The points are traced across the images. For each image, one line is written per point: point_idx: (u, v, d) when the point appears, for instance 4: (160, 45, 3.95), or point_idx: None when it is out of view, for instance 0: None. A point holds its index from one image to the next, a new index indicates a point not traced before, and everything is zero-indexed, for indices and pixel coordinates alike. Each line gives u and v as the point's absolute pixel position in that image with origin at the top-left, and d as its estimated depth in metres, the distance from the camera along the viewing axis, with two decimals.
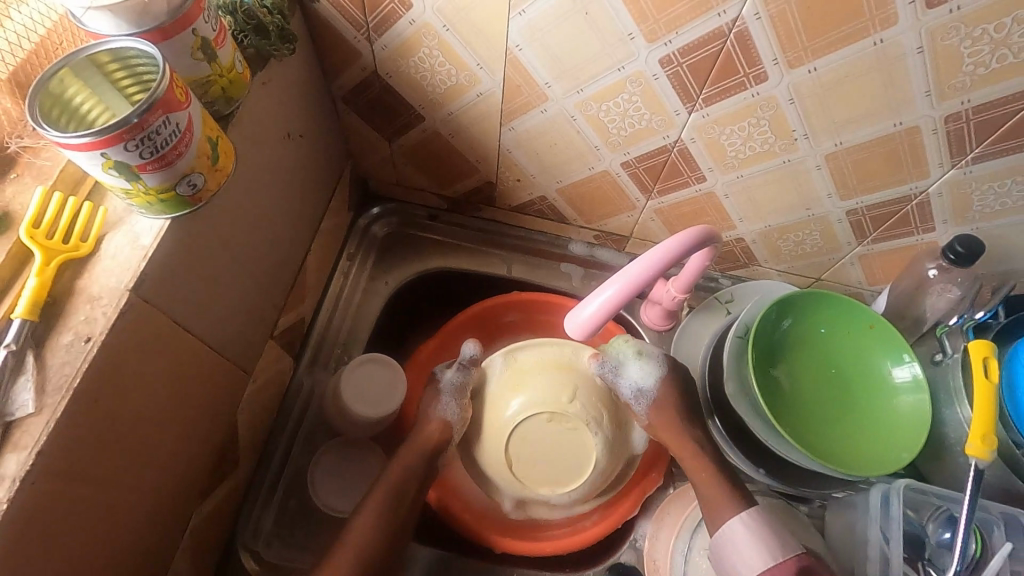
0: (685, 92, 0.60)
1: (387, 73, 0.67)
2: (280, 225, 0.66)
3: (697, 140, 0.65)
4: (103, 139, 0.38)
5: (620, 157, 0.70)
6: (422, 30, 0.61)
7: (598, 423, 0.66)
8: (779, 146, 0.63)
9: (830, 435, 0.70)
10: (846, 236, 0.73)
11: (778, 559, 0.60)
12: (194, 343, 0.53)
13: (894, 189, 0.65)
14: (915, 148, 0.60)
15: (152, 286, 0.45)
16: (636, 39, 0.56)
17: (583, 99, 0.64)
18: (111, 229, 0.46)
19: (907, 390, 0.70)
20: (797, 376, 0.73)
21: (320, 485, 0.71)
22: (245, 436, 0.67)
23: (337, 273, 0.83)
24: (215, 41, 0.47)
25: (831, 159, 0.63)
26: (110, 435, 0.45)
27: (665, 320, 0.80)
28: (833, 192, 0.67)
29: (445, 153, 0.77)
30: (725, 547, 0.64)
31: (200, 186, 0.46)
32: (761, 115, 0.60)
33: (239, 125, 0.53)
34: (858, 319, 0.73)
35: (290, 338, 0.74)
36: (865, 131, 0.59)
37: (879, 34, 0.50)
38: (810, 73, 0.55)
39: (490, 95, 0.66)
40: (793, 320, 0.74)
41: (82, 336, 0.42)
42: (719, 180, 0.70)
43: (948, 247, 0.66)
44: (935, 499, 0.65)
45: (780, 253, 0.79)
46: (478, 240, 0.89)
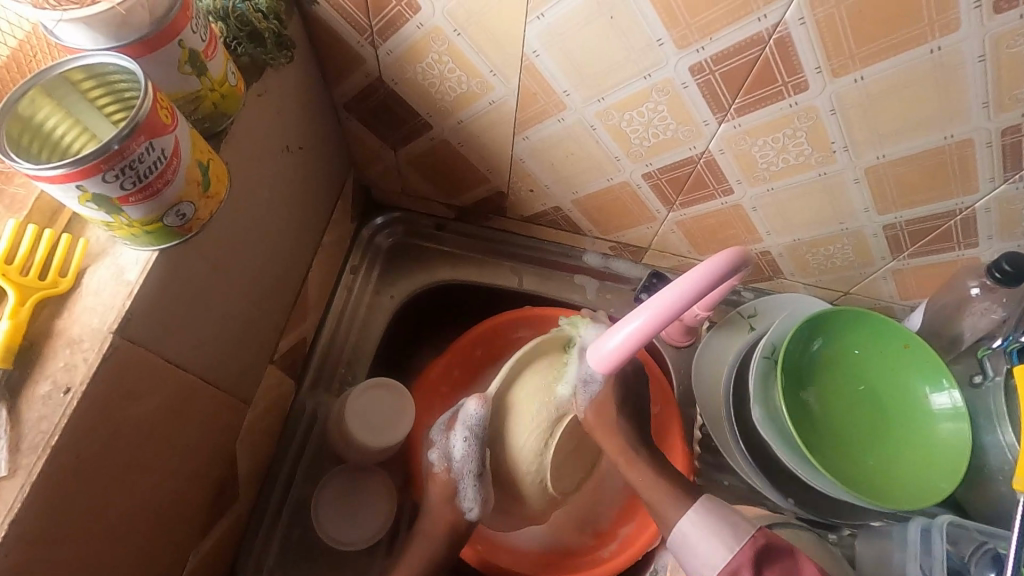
0: (716, 102, 0.55)
1: (393, 79, 0.62)
2: (279, 243, 0.62)
3: (726, 152, 0.60)
4: (78, 171, 0.34)
5: (642, 168, 0.66)
6: (430, 34, 0.56)
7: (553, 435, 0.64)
8: (815, 158, 0.59)
9: (864, 463, 0.66)
10: (881, 250, 0.68)
11: None
12: (186, 379, 0.49)
13: (937, 204, 0.60)
14: (965, 161, 0.55)
15: (138, 325, 0.41)
16: (665, 45, 0.51)
17: (604, 108, 0.59)
18: (94, 262, 0.42)
19: (945, 417, 0.66)
20: (829, 400, 0.69)
21: (324, 516, 0.67)
22: (244, 467, 0.63)
23: (340, 287, 0.79)
24: (205, 53, 0.42)
25: (871, 172, 0.59)
26: (95, 489, 0.41)
27: (685, 336, 0.77)
28: (871, 206, 0.63)
29: (454, 162, 0.73)
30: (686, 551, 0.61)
31: (190, 215, 0.42)
32: (799, 126, 0.55)
33: (233, 143, 0.49)
34: (892, 339, 0.69)
35: (291, 360, 0.70)
36: (912, 143, 0.55)
37: (937, 42, 0.45)
38: (857, 83, 0.50)
39: (504, 103, 0.62)
40: (824, 342, 0.70)
41: (61, 386, 0.38)
42: (747, 193, 0.65)
43: (993, 265, 0.62)
44: (976, 534, 0.61)
45: (808, 267, 0.74)
46: (488, 251, 0.85)
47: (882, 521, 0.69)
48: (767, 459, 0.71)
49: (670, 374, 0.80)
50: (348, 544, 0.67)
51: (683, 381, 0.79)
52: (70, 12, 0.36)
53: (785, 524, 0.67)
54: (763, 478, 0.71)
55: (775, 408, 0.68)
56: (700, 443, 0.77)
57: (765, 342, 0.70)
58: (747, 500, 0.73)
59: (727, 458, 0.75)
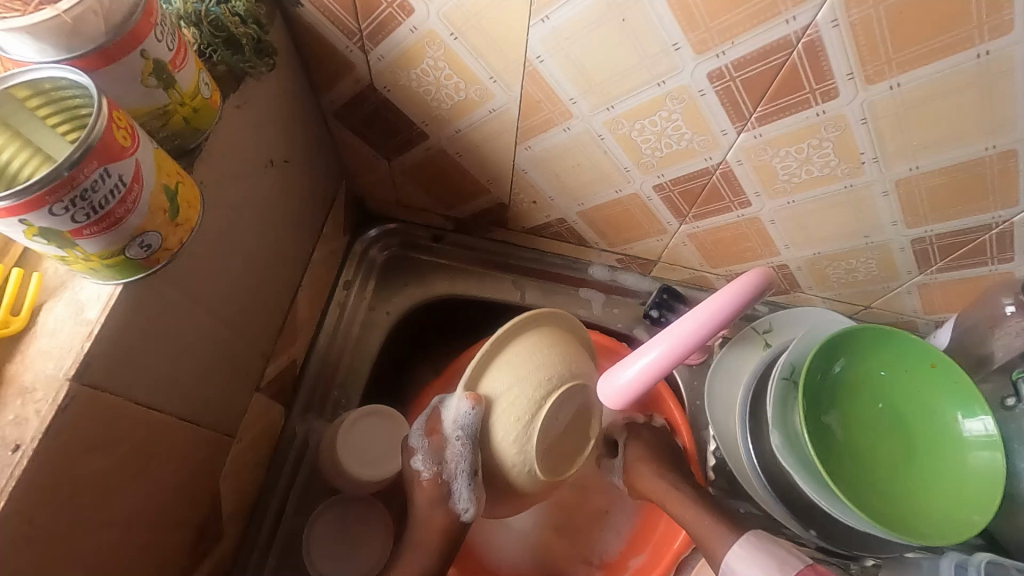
0: (736, 110, 0.51)
1: (385, 86, 0.58)
2: (264, 264, 0.58)
3: (744, 163, 0.56)
4: (21, 204, 0.30)
5: (652, 180, 0.61)
6: (425, 38, 0.51)
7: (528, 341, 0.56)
8: (841, 170, 0.54)
9: (891, 494, 0.62)
10: (907, 265, 0.64)
11: None
12: (159, 419, 0.45)
13: (972, 218, 0.56)
14: (1006, 174, 0.51)
15: (99, 369, 0.37)
16: (682, 50, 0.47)
17: (613, 117, 0.55)
18: (50, 298, 0.38)
19: (978, 445, 0.62)
20: (851, 425, 0.65)
21: (315, 552, 0.63)
22: (228, 503, 0.59)
23: (332, 304, 0.75)
24: (173, 64, 0.38)
25: (902, 185, 0.54)
26: (53, 553, 0.37)
27: (699, 354, 0.73)
28: (899, 220, 0.58)
29: (452, 174, 0.69)
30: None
31: (156, 246, 0.38)
32: (825, 136, 0.51)
33: (208, 160, 0.44)
34: (919, 359, 0.64)
35: (280, 385, 0.66)
36: (949, 154, 0.50)
37: (985, 46, 0.41)
38: (892, 90, 0.46)
39: (505, 111, 0.57)
40: (845, 363, 0.66)
41: (10, 443, 0.34)
42: (765, 206, 0.61)
43: None
44: (1016, 572, 0.57)
45: (828, 281, 0.70)
46: (489, 264, 0.80)
47: (915, 553, 0.64)
48: (786, 488, 0.67)
49: (680, 392, 0.77)
50: None
51: (695, 402, 0.75)
52: (13, 22, 0.32)
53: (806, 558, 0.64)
54: (782, 507, 0.67)
55: (795, 433, 0.64)
56: (714, 467, 0.73)
57: (782, 362, 0.66)
58: (764, 530, 0.69)
59: (743, 485, 0.70)
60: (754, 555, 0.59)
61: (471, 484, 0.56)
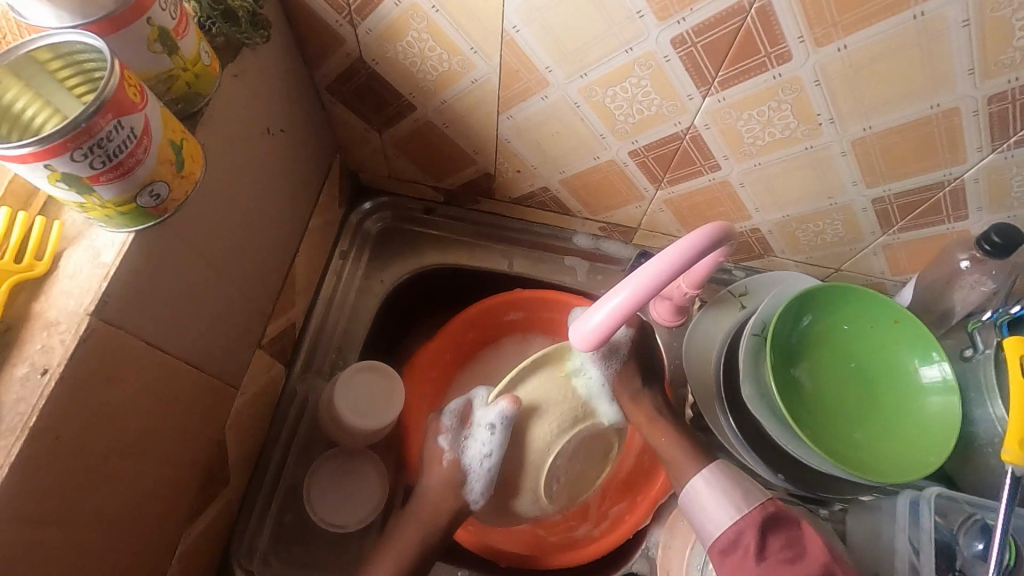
0: (700, 76, 0.54)
1: (374, 59, 0.62)
2: (263, 227, 0.62)
3: (712, 127, 0.60)
4: (46, 150, 0.34)
5: (627, 146, 0.65)
6: (409, 11, 0.55)
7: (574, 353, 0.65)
8: (801, 132, 0.58)
9: (855, 439, 0.67)
10: (870, 225, 0.68)
11: (743, 513, 0.57)
12: (171, 362, 0.49)
13: (926, 176, 0.60)
14: (952, 131, 0.54)
15: (116, 308, 0.42)
16: (645, 18, 0.50)
17: (587, 84, 0.58)
18: (70, 245, 0.42)
19: (935, 390, 0.66)
20: (819, 377, 0.69)
21: (316, 498, 0.68)
22: (234, 451, 0.63)
23: (329, 272, 0.79)
24: (176, 31, 0.42)
25: (859, 145, 0.58)
26: (79, 471, 0.42)
27: (675, 316, 0.76)
28: (859, 180, 0.62)
29: (439, 145, 0.72)
30: (692, 507, 0.60)
31: (164, 196, 0.42)
32: (783, 99, 0.55)
33: (209, 124, 0.48)
34: (882, 314, 0.69)
35: (280, 345, 0.70)
36: (899, 113, 0.54)
37: (920, 7, 0.45)
38: (840, 52, 0.49)
39: (486, 81, 0.61)
40: (813, 318, 0.70)
41: (39, 368, 0.39)
42: (734, 169, 0.65)
43: (983, 237, 0.61)
44: (967, 507, 0.62)
45: (798, 244, 0.74)
46: (479, 234, 0.84)
47: (872, 496, 0.70)
48: (757, 437, 0.71)
49: (660, 354, 0.80)
50: (341, 527, 0.67)
51: (675, 361, 0.79)
52: None
53: None
54: (754, 454, 0.71)
55: (764, 385, 0.68)
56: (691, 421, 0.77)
57: (754, 320, 0.70)
58: None
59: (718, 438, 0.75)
60: (720, 482, 0.59)
61: (483, 475, 0.63)
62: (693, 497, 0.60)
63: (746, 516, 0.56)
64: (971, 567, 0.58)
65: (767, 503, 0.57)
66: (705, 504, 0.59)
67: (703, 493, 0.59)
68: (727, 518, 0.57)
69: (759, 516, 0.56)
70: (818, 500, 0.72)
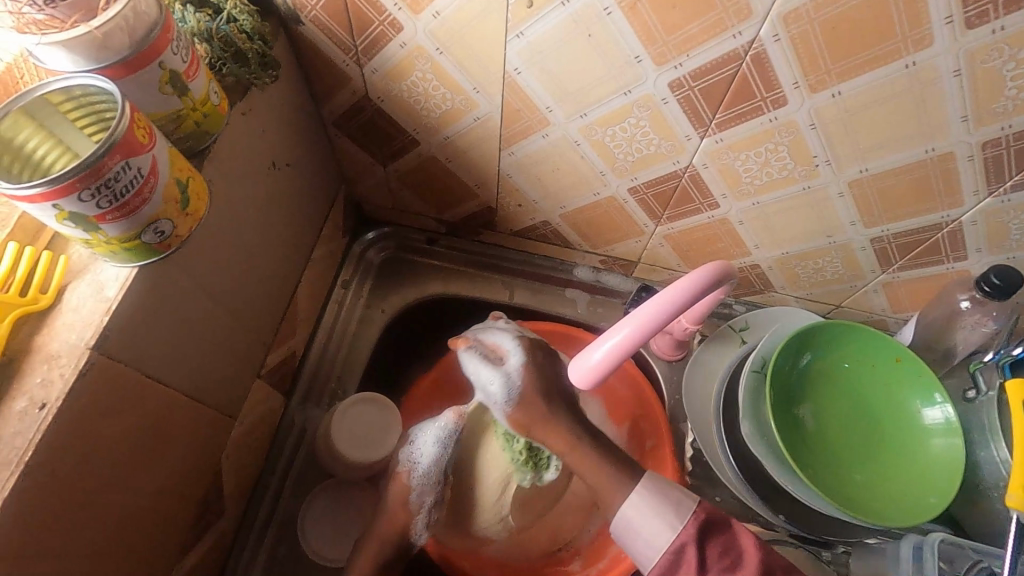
0: (697, 117, 0.55)
1: (379, 97, 0.63)
2: (266, 260, 0.62)
3: (709, 166, 0.61)
4: (55, 190, 0.35)
5: (627, 183, 0.66)
6: (413, 53, 0.57)
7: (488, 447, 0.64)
8: (798, 172, 0.59)
9: (856, 480, 0.66)
10: (870, 264, 0.68)
11: (677, 530, 0.53)
12: (169, 393, 0.50)
13: (924, 218, 0.60)
14: (948, 175, 0.55)
15: (116, 341, 0.42)
16: (644, 62, 0.51)
17: (586, 124, 0.59)
18: (75, 279, 0.43)
19: (939, 432, 0.66)
20: (821, 414, 0.69)
21: (311, 528, 0.67)
22: (229, 481, 0.63)
23: (331, 301, 0.80)
24: (186, 73, 0.43)
25: (855, 186, 0.59)
26: (71, 505, 0.42)
27: (676, 350, 0.78)
28: (857, 220, 0.63)
29: (442, 178, 0.74)
30: (627, 538, 0.56)
31: (169, 232, 0.43)
32: (780, 140, 0.56)
33: (216, 160, 0.50)
34: (884, 352, 0.68)
35: (280, 374, 0.71)
36: (893, 157, 0.55)
37: (912, 57, 0.46)
38: (834, 98, 0.50)
39: (488, 119, 0.63)
40: (814, 356, 0.70)
41: (38, 402, 0.39)
42: (733, 207, 0.66)
43: (983, 278, 0.61)
44: (971, 553, 0.60)
45: (797, 280, 0.74)
46: (480, 265, 0.85)
47: (877, 539, 0.68)
48: (758, 475, 0.70)
49: (661, 388, 0.80)
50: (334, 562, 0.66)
51: (674, 396, 0.79)
52: (50, 36, 0.37)
53: None
54: (754, 492, 0.70)
55: (765, 423, 0.67)
56: (692, 459, 0.76)
57: (754, 356, 0.69)
58: (739, 517, 0.73)
59: (718, 474, 0.74)
60: (651, 502, 0.55)
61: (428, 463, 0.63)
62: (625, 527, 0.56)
63: (682, 534, 0.52)
64: None
65: (699, 511, 0.54)
66: (640, 532, 0.55)
67: (632, 521, 0.55)
68: (663, 539, 0.53)
69: (695, 530, 0.53)
70: (821, 542, 0.70)
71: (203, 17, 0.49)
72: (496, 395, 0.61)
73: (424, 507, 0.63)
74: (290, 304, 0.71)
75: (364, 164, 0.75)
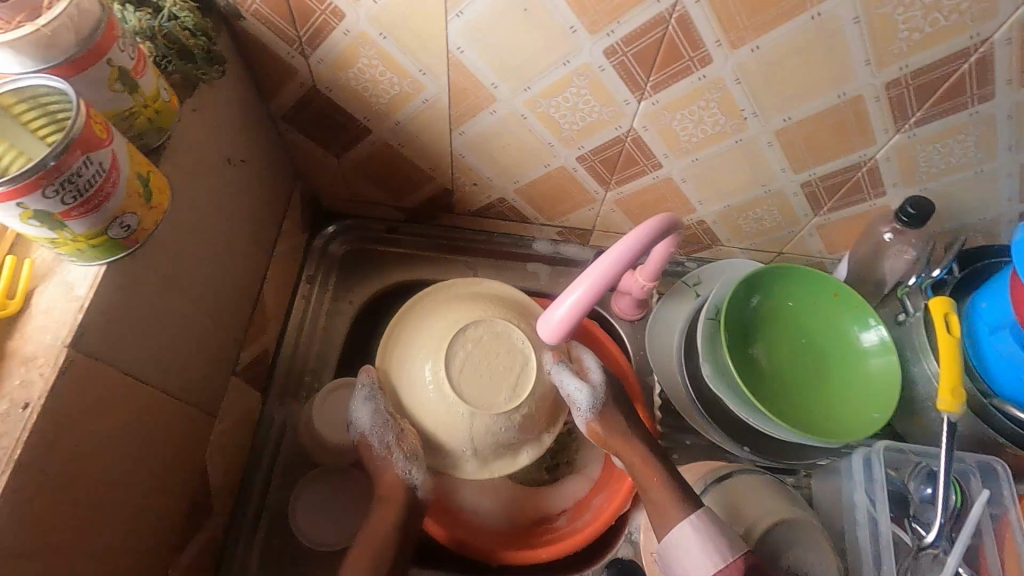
0: (633, 81, 0.59)
1: (326, 87, 0.64)
2: (230, 257, 0.63)
3: (649, 128, 0.65)
4: (18, 188, 0.35)
5: (575, 152, 0.70)
6: (358, 40, 0.58)
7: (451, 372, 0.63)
8: (730, 126, 0.64)
9: (809, 406, 0.71)
10: (803, 207, 0.74)
11: (727, 562, 0.58)
12: (148, 389, 0.50)
13: (845, 159, 0.66)
14: (860, 116, 0.61)
15: (92, 339, 0.42)
16: (579, 32, 0.55)
17: (531, 97, 0.62)
18: (41, 282, 0.43)
19: (876, 354, 0.72)
20: (772, 351, 0.74)
21: (302, 516, 0.68)
22: (215, 479, 0.63)
23: (297, 296, 0.81)
24: (135, 70, 0.44)
25: (782, 135, 0.64)
26: (63, 504, 0.42)
27: (636, 308, 0.82)
28: (787, 167, 0.68)
29: (398, 164, 0.76)
30: (670, 556, 0.61)
31: (134, 226, 0.43)
32: (710, 97, 0.60)
33: (171, 156, 0.50)
34: (822, 289, 0.74)
35: (255, 371, 0.71)
36: (812, 105, 0.60)
37: (817, 8, 0.50)
38: (754, 52, 0.55)
39: (437, 100, 0.65)
40: (761, 299, 0.75)
41: (19, 403, 0.39)
42: (675, 165, 0.70)
43: (901, 209, 0.68)
44: (914, 456, 0.67)
45: (740, 231, 0.80)
46: (444, 248, 0.87)
47: (829, 458, 0.75)
48: (721, 415, 0.75)
49: (626, 347, 0.84)
50: (329, 546, 0.68)
51: (639, 353, 0.83)
52: None
53: (743, 470, 0.71)
54: (719, 430, 0.76)
55: (723, 364, 0.72)
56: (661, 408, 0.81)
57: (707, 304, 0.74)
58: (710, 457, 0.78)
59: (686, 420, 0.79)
60: (703, 534, 0.60)
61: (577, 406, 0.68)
62: (672, 546, 0.61)
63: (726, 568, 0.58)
64: (922, 511, 0.64)
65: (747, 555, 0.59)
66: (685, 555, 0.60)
67: (683, 544, 0.60)
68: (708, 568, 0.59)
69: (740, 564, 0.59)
70: (785, 469, 0.76)
71: (144, 15, 0.49)
72: (582, 402, 0.68)
73: (391, 448, 0.65)
74: (259, 300, 0.71)
75: (318, 158, 0.76)
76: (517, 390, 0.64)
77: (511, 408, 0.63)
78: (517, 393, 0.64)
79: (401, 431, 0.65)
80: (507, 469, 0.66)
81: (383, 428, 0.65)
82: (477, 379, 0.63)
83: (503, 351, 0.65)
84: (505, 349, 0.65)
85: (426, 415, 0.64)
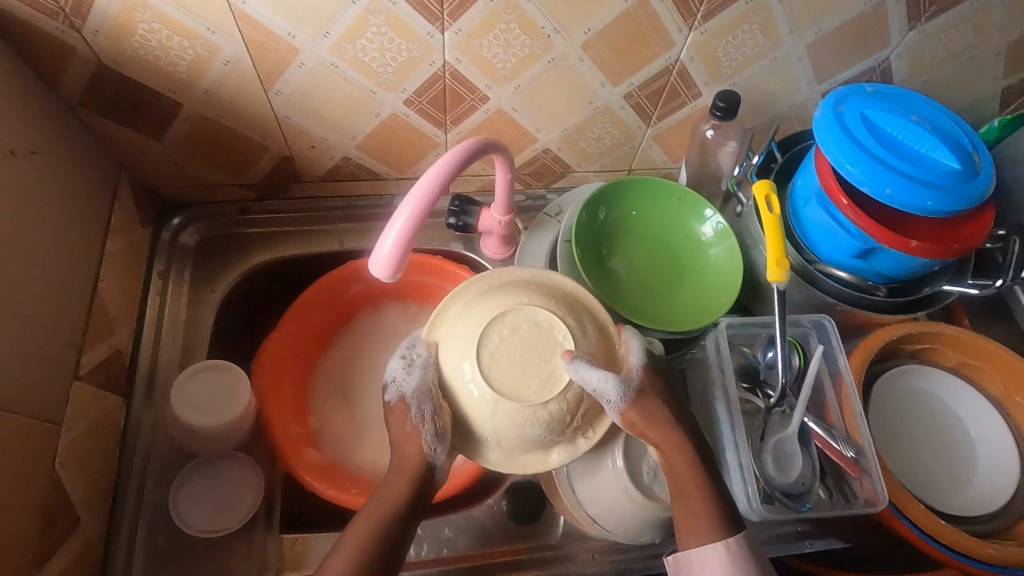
0: (428, 12, 0.59)
1: (114, 61, 0.61)
2: (44, 257, 0.59)
3: (462, 60, 0.66)
4: None
5: (400, 96, 0.69)
6: (127, 3, 0.55)
7: (517, 352, 0.57)
8: (538, 47, 0.65)
9: (664, 303, 0.76)
10: (633, 120, 0.77)
11: None
12: None
13: (654, 64, 0.70)
14: (651, 18, 0.64)
15: None
16: None
17: (333, 43, 0.62)
18: None
19: (718, 244, 0.77)
20: (628, 259, 0.78)
21: (185, 508, 0.67)
22: (76, 488, 0.61)
23: (151, 294, 0.77)
24: None
25: (588, 49, 0.66)
26: None
27: (503, 247, 0.84)
28: (605, 81, 0.71)
29: (227, 138, 0.73)
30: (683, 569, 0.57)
31: None
32: (508, 19, 0.62)
33: None
34: (667, 193, 0.78)
35: (107, 374, 0.68)
36: (604, 13, 0.63)
37: None
38: None
39: (239, 61, 0.62)
40: (613, 213, 0.78)
41: None
42: (501, 95, 0.71)
43: (713, 105, 0.72)
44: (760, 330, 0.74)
45: (585, 154, 0.83)
46: (302, 220, 0.85)
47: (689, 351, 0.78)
48: None
49: None
50: (220, 531, 0.66)
51: None
52: None
53: None
54: None
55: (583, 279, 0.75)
56: None
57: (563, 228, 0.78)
58: None
59: None
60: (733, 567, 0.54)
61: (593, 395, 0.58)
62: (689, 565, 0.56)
63: None
64: (768, 374, 0.70)
65: None
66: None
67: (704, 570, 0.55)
68: None
69: None
70: None
71: None
72: (611, 395, 0.58)
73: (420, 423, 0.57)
74: (97, 300, 0.67)
75: (141, 146, 0.72)
76: (551, 382, 0.56)
77: (540, 404, 0.56)
78: (550, 387, 0.56)
79: (440, 408, 0.58)
80: (536, 467, 0.58)
81: (426, 398, 0.58)
82: (522, 368, 0.56)
83: (542, 342, 0.57)
84: (545, 342, 0.57)
85: (469, 412, 0.57)
